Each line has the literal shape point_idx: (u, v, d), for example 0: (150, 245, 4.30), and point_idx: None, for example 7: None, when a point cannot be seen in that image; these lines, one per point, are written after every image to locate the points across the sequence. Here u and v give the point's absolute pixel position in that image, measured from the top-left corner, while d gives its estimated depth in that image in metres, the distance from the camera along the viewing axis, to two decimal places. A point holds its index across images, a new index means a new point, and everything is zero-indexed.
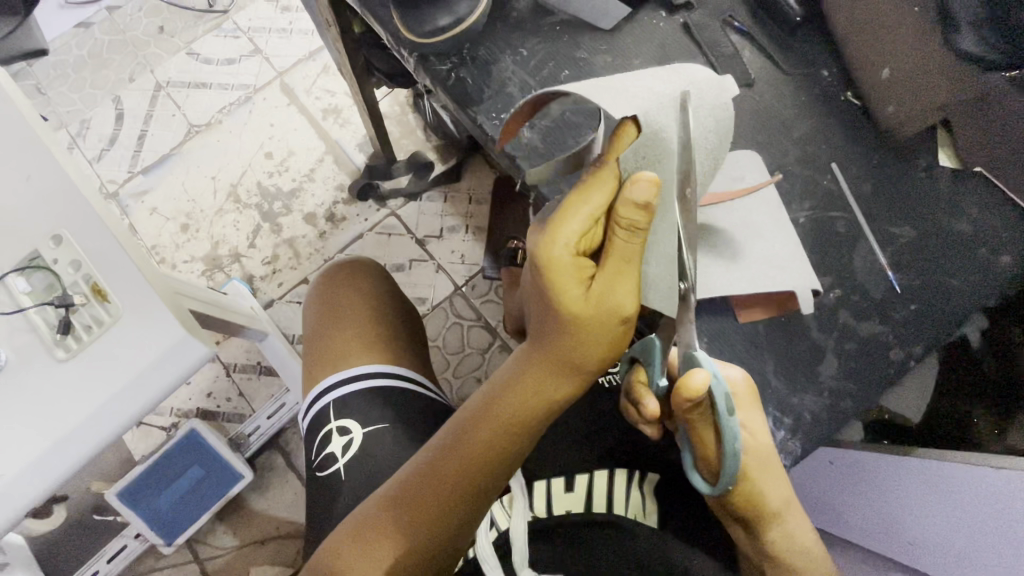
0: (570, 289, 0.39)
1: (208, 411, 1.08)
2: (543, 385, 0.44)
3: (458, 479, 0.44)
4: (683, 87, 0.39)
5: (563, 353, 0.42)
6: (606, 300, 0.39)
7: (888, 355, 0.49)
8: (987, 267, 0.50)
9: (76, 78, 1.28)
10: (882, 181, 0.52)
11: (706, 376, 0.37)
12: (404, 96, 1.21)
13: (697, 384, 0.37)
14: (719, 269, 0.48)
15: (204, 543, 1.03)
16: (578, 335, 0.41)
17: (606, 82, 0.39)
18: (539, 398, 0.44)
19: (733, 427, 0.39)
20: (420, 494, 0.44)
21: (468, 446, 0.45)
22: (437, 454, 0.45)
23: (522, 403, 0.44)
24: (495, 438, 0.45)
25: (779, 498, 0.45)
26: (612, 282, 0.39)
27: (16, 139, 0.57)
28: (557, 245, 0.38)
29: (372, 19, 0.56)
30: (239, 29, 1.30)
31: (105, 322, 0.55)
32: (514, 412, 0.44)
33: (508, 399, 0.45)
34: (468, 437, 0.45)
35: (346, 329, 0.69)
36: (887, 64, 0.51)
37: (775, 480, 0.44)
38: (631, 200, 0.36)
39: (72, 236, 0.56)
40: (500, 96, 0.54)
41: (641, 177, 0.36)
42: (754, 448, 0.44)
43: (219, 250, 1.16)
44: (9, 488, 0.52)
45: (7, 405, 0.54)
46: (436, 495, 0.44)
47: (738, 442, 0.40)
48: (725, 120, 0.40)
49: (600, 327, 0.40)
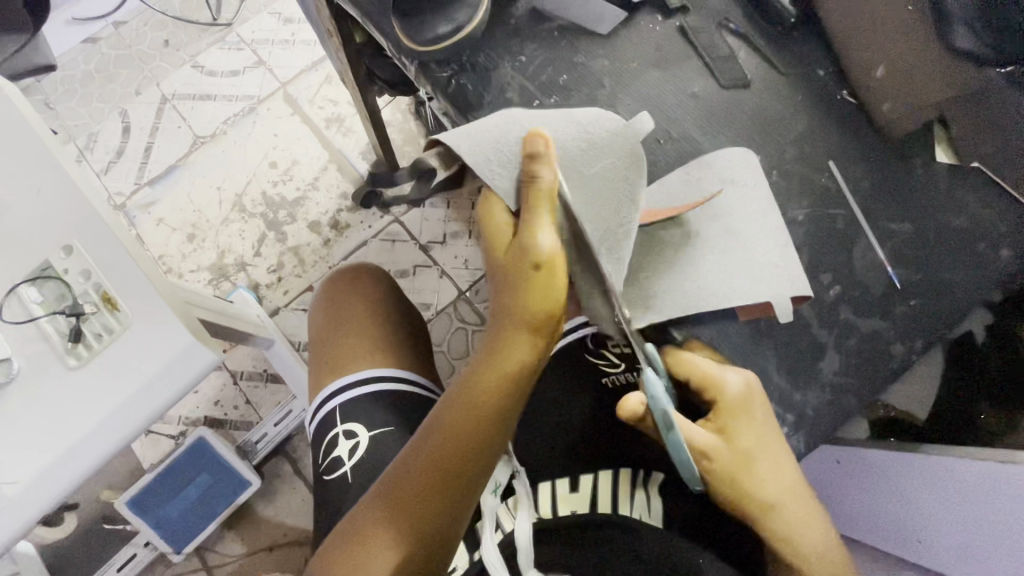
0: (503, 249, 0.45)
1: (216, 419, 1.09)
2: (508, 355, 0.45)
3: (429, 459, 0.45)
4: (580, 138, 0.48)
5: (516, 316, 0.44)
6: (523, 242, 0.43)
7: (889, 350, 0.49)
8: (987, 261, 0.50)
9: (84, 93, 1.30)
10: (881, 177, 0.53)
11: (638, 399, 0.43)
12: (405, 104, 1.23)
13: (630, 406, 0.43)
14: (710, 274, 0.48)
15: (212, 551, 1.04)
16: (517, 293, 0.44)
17: (507, 141, 0.48)
18: (505, 368, 0.45)
19: (676, 443, 0.41)
20: (403, 483, 0.45)
21: (441, 426, 0.46)
22: (416, 440, 0.47)
23: (489, 377, 0.45)
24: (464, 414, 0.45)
25: (773, 493, 0.42)
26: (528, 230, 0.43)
27: (29, 153, 0.59)
28: (490, 229, 0.46)
29: (373, 28, 0.57)
30: (242, 42, 1.32)
31: (115, 330, 0.56)
32: (482, 388, 0.45)
33: (478, 376, 0.46)
34: (442, 418, 0.46)
35: (350, 334, 0.70)
36: (881, 61, 0.51)
37: (765, 478, 0.42)
38: (527, 154, 0.43)
39: (83, 246, 0.57)
40: (500, 101, 0.55)
41: (534, 131, 0.43)
42: (733, 453, 0.42)
43: (226, 259, 1.17)
44: (24, 494, 0.53)
45: (21, 412, 0.55)
46: (414, 477, 0.45)
47: (687, 453, 0.41)
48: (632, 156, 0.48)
49: (528, 275, 0.43)
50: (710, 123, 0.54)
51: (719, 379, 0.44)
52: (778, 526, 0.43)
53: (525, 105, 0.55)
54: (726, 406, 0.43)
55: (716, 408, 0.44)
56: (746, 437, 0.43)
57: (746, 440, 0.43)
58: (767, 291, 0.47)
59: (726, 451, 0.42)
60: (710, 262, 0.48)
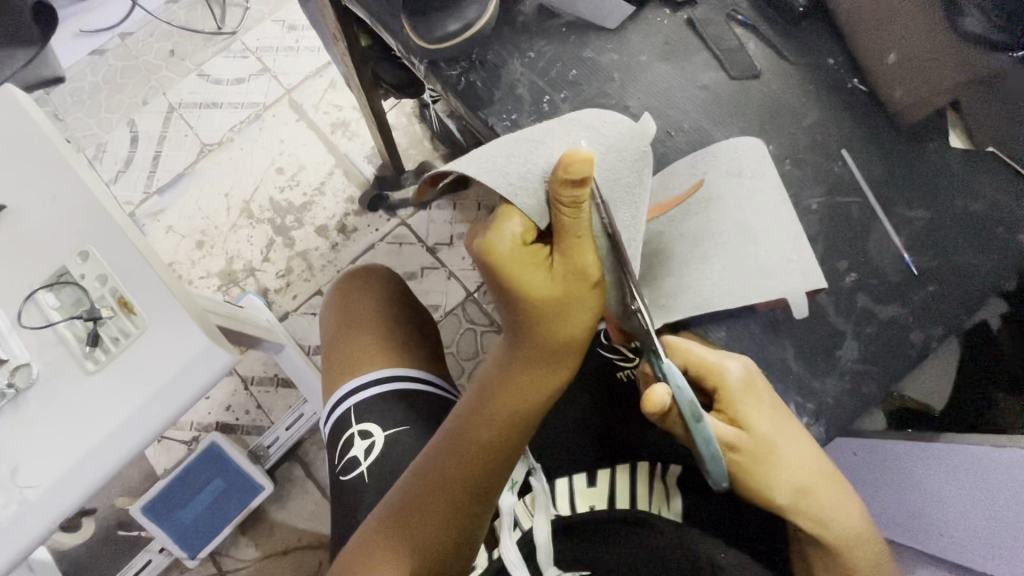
0: (537, 274, 0.41)
1: (227, 424, 1.10)
2: (525, 378, 0.46)
3: (458, 480, 0.45)
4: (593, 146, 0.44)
5: (538, 341, 0.44)
6: (571, 269, 0.41)
7: (908, 337, 0.49)
8: (1003, 245, 0.50)
9: (92, 104, 1.32)
10: (894, 164, 0.52)
11: (665, 390, 0.38)
12: (409, 107, 1.23)
13: (656, 400, 0.38)
14: (721, 271, 0.48)
15: (227, 556, 1.04)
16: (549, 321, 0.43)
17: (515, 162, 0.43)
18: (522, 392, 0.46)
19: (706, 433, 0.37)
20: (428, 511, 0.45)
21: (460, 448, 0.46)
22: (431, 461, 0.46)
23: (510, 399, 0.46)
24: (489, 439, 0.46)
25: (796, 484, 0.41)
26: (572, 257, 0.41)
27: (45, 160, 0.60)
28: (500, 248, 0.41)
29: (382, 29, 0.58)
30: (247, 49, 1.33)
31: (132, 334, 0.56)
32: (501, 412, 0.46)
33: (497, 398, 0.46)
34: (462, 440, 0.46)
35: (361, 335, 0.70)
36: (892, 48, 0.52)
37: (788, 468, 0.41)
38: (569, 176, 0.37)
39: (99, 251, 0.58)
40: (510, 98, 0.55)
41: (576, 155, 0.37)
42: (753, 439, 0.41)
43: (234, 266, 1.18)
44: (46, 497, 0.53)
45: (40, 417, 0.56)
46: (439, 495, 0.45)
47: (715, 444, 0.38)
48: (644, 160, 0.45)
49: (563, 301, 0.42)
50: (721, 115, 0.54)
51: (719, 369, 0.43)
52: (813, 512, 0.41)
53: (535, 102, 0.55)
54: (731, 395, 0.42)
55: (719, 399, 0.43)
56: (760, 422, 0.42)
57: (762, 425, 0.42)
58: (782, 284, 0.48)
59: (747, 439, 0.41)
60: (720, 261, 0.48)
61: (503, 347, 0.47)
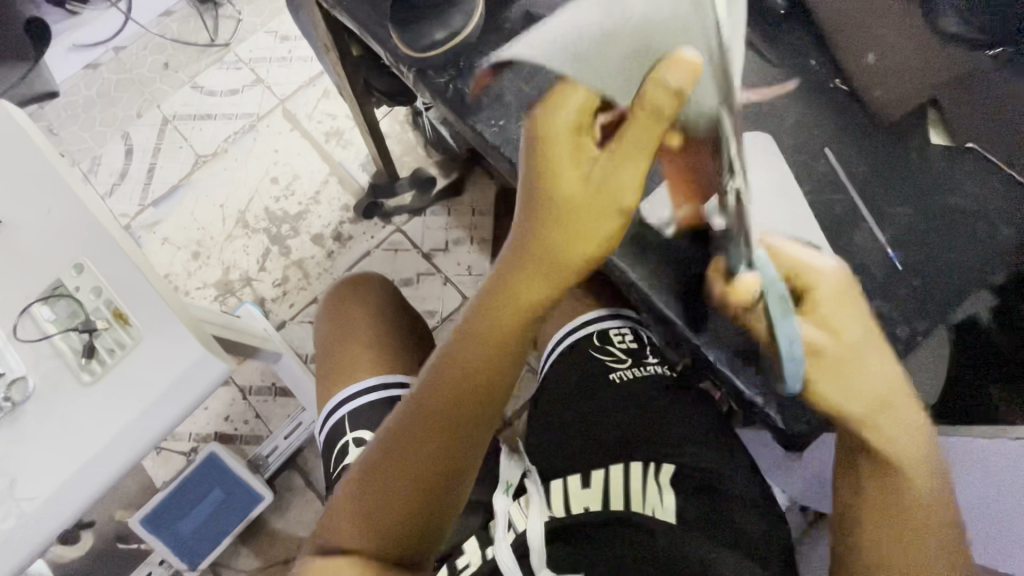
0: (569, 166, 0.37)
1: (226, 434, 1.10)
2: (525, 299, 0.40)
3: (442, 415, 0.42)
4: None
5: (547, 259, 0.39)
6: (609, 167, 0.36)
7: (895, 332, 0.49)
8: (987, 241, 0.50)
9: (86, 118, 1.32)
10: (878, 161, 0.53)
11: (757, 273, 0.35)
12: (402, 114, 1.24)
13: (740, 288, 0.36)
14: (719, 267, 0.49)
15: (227, 567, 1.04)
16: (564, 232, 0.38)
17: (587, 37, 0.38)
18: (519, 314, 0.41)
19: (790, 330, 0.35)
20: (412, 446, 0.43)
21: (450, 379, 0.43)
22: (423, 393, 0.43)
23: (501, 329, 0.42)
24: (478, 380, 0.43)
25: (879, 400, 0.37)
26: (619, 152, 0.35)
27: (39, 176, 0.60)
28: (553, 128, 0.37)
29: (371, 40, 0.59)
30: (240, 61, 1.34)
31: (128, 345, 0.56)
32: (497, 337, 0.42)
33: (491, 323, 0.42)
34: (452, 370, 0.43)
35: (355, 342, 0.71)
36: (872, 50, 0.53)
37: (872, 379, 0.37)
38: (666, 79, 0.32)
39: (93, 264, 0.58)
40: (498, 104, 0.56)
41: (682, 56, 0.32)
42: (843, 343, 0.37)
43: (231, 275, 1.18)
44: (43, 510, 0.53)
45: (36, 430, 0.56)
46: (425, 432, 0.43)
47: (800, 344, 0.35)
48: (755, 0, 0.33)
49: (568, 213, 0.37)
50: None
51: (810, 269, 0.39)
52: (889, 444, 0.37)
53: (522, 108, 0.55)
54: (821, 297, 0.38)
55: (806, 299, 0.39)
56: (851, 328, 0.38)
57: (853, 332, 0.38)
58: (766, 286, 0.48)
59: (835, 341, 0.37)
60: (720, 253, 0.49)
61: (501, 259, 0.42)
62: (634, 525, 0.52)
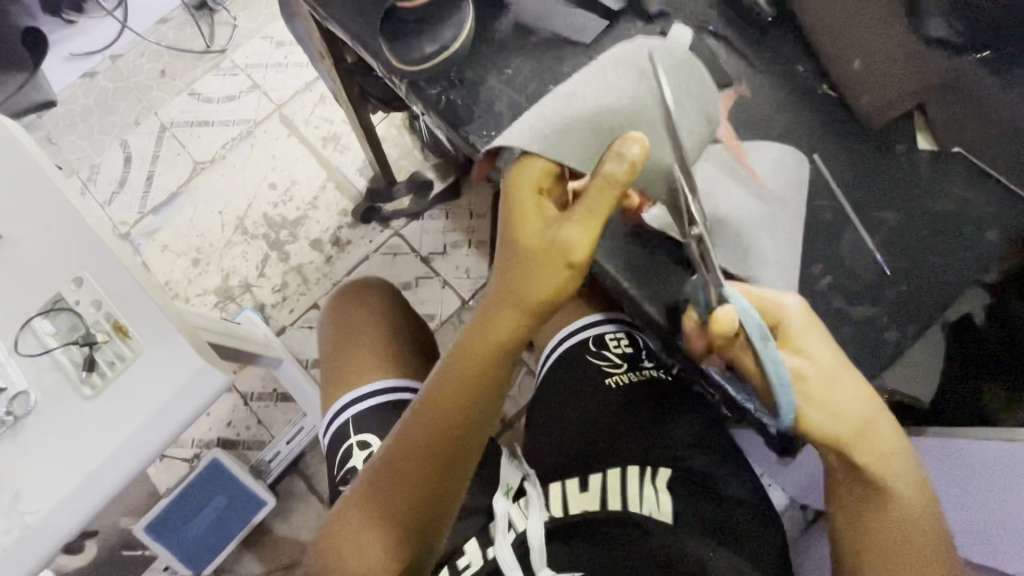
0: (531, 227, 0.42)
1: (229, 440, 1.10)
2: (498, 329, 0.45)
3: (430, 445, 0.47)
4: (640, 82, 0.44)
5: (516, 297, 0.43)
6: (561, 235, 0.40)
7: (883, 337, 0.50)
8: (977, 242, 0.51)
9: (84, 127, 1.33)
10: (867, 165, 0.54)
11: (731, 312, 0.38)
12: (398, 119, 1.25)
13: (723, 323, 0.38)
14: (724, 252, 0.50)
15: (231, 571, 1.05)
16: (527, 275, 0.42)
17: (561, 116, 0.45)
18: (493, 344, 0.45)
19: (775, 357, 0.38)
20: (405, 475, 0.47)
21: (433, 412, 0.47)
22: (412, 424, 0.47)
23: (476, 357, 0.46)
24: (455, 404, 0.46)
25: (860, 421, 0.39)
26: (571, 219, 0.40)
27: (37, 190, 0.61)
28: (515, 194, 0.44)
29: (364, 51, 0.59)
30: (237, 67, 1.35)
31: (128, 358, 0.57)
32: (475, 363, 0.46)
33: (469, 355, 0.46)
34: (436, 406, 0.47)
35: (355, 349, 0.71)
36: (859, 55, 0.53)
37: (852, 403, 0.39)
38: (620, 153, 0.37)
39: (92, 277, 0.59)
40: (489, 114, 0.56)
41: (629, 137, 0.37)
42: (817, 372, 0.39)
43: (231, 282, 1.19)
44: (47, 521, 0.54)
45: (39, 442, 0.57)
46: (416, 460, 0.47)
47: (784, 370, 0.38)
48: (693, 91, 0.45)
49: (522, 280, 0.42)
50: None
51: (777, 305, 0.41)
52: (870, 450, 0.40)
53: (513, 117, 0.56)
54: (794, 333, 0.40)
55: (780, 336, 0.41)
56: (823, 355, 0.39)
57: (824, 358, 0.39)
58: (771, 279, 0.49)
59: (809, 373, 0.39)
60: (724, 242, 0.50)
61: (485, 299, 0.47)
62: (635, 526, 0.52)
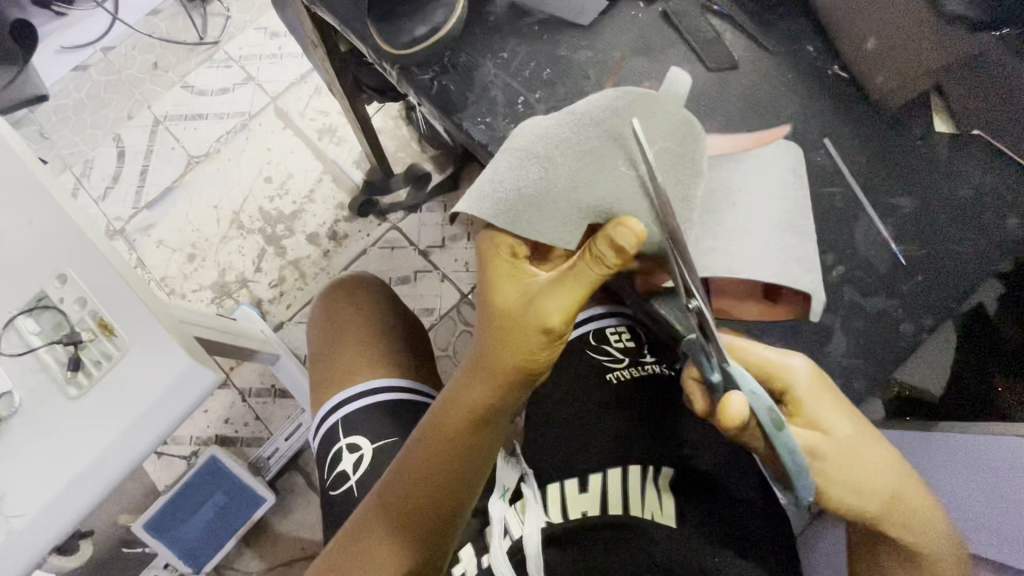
0: (507, 292, 0.42)
1: (227, 437, 1.09)
2: (472, 395, 0.45)
3: (408, 495, 0.47)
4: (620, 147, 0.41)
5: (487, 365, 0.44)
6: (538, 306, 0.40)
7: (898, 329, 0.49)
8: (995, 229, 0.49)
9: (76, 121, 1.31)
10: (880, 150, 0.51)
11: (743, 402, 0.34)
12: (395, 110, 1.22)
13: (734, 412, 0.34)
14: (765, 252, 0.43)
15: (232, 569, 1.04)
16: (497, 343, 0.42)
17: (543, 191, 0.42)
18: (467, 410, 0.46)
19: (790, 442, 0.34)
20: (386, 519, 0.47)
21: (411, 461, 0.47)
22: (396, 473, 0.48)
23: (451, 422, 0.46)
24: (432, 467, 0.47)
25: (886, 488, 0.38)
26: (552, 291, 0.40)
27: (17, 184, 0.59)
28: (493, 259, 0.42)
29: (354, 37, 0.57)
30: (230, 58, 1.32)
31: (113, 357, 0.55)
32: (451, 429, 0.46)
33: (444, 419, 0.47)
34: (416, 459, 0.47)
35: (350, 345, 0.70)
36: (872, 33, 0.50)
37: (878, 471, 0.38)
38: (611, 240, 0.36)
39: (76, 274, 0.57)
40: (484, 101, 0.54)
41: (629, 221, 0.36)
42: (838, 444, 0.37)
43: (227, 278, 1.17)
44: (34, 524, 0.53)
45: (24, 444, 0.55)
46: (397, 506, 0.47)
47: (800, 457, 0.35)
48: (682, 142, 0.41)
49: (499, 343, 0.42)
50: (699, 109, 0.53)
51: (783, 367, 0.40)
52: (901, 520, 0.38)
53: (509, 104, 0.54)
54: (801, 398, 0.39)
55: (788, 401, 0.39)
56: (838, 425, 0.38)
57: (841, 429, 0.38)
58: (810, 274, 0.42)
59: (830, 446, 0.37)
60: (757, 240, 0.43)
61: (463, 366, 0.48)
62: (633, 531, 0.50)
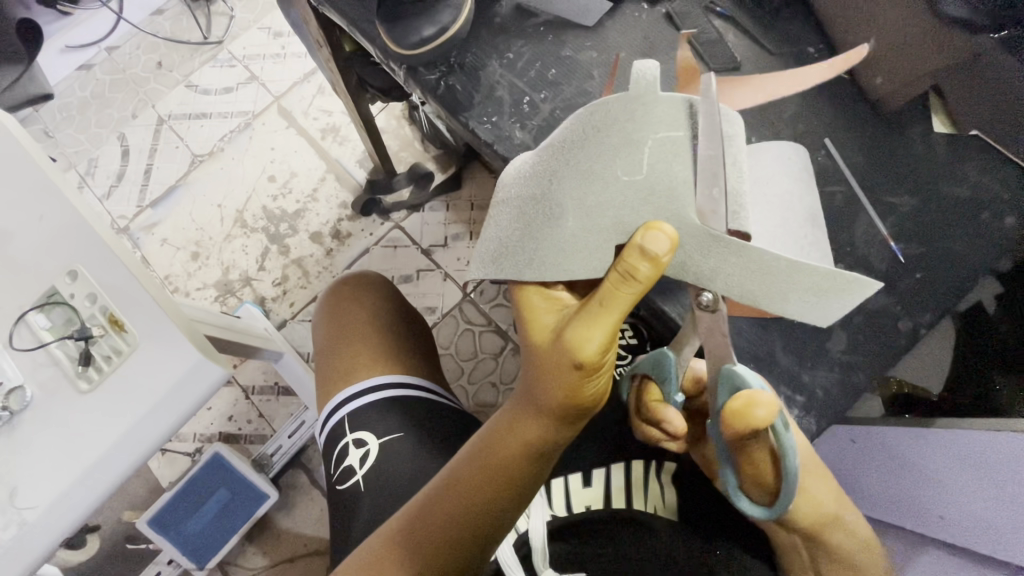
0: (542, 320, 0.42)
1: (231, 434, 1.10)
2: (519, 429, 0.44)
3: (442, 524, 0.43)
4: (623, 161, 0.39)
5: (535, 396, 0.42)
6: (572, 325, 0.39)
7: (897, 326, 0.49)
8: (990, 229, 0.50)
9: (81, 119, 1.31)
10: (878, 150, 0.53)
11: (771, 407, 0.34)
12: (398, 110, 1.23)
13: (760, 411, 0.34)
14: (784, 237, 0.42)
15: (235, 565, 1.04)
16: (543, 375, 0.41)
17: (550, 230, 0.41)
18: (514, 441, 0.43)
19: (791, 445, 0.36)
20: (419, 547, 0.43)
21: (448, 493, 0.44)
22: (428, 499, 0.45)
23: (495, 457, 0.43)
24: (473, 497, 0.43)
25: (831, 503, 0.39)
26: (586, 313, 0.38)
27: (30, 181, 0.59)
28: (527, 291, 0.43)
29: (361, 37, 0.58)
30: (234, 58, 1.33)
31: (123, 352, 0.56)
32: (494, 455, 0.44)
33: (485, 449, 0.44)
34: (448, 486, 0.44)
35: (354, 344, 0.70)
36: (873, 35, 0.51)
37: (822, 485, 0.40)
38: (643, 249, 0.36)
39: (87, 270, 0.58)
40: (490, 100, 0.55)
41: (659, 226, 0.37)
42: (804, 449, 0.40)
43: (231, 275, 1.18)
44: (45, 516, 0.54)
45: (35, 438, 0.56)
46: (429, 539, 0.43)
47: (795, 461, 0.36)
48: (680, 142, 0.39)
49: (539, 367, 0.41)
50: None
51: None
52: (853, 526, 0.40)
53: (515, 103, 0.55)
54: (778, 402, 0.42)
55: None
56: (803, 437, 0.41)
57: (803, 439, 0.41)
58: (828, 253, 0.42)
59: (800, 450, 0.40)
60: (774, 217, 0.42)
61: (507, 405, 0.46)
62: (635, 523, 0.52)
